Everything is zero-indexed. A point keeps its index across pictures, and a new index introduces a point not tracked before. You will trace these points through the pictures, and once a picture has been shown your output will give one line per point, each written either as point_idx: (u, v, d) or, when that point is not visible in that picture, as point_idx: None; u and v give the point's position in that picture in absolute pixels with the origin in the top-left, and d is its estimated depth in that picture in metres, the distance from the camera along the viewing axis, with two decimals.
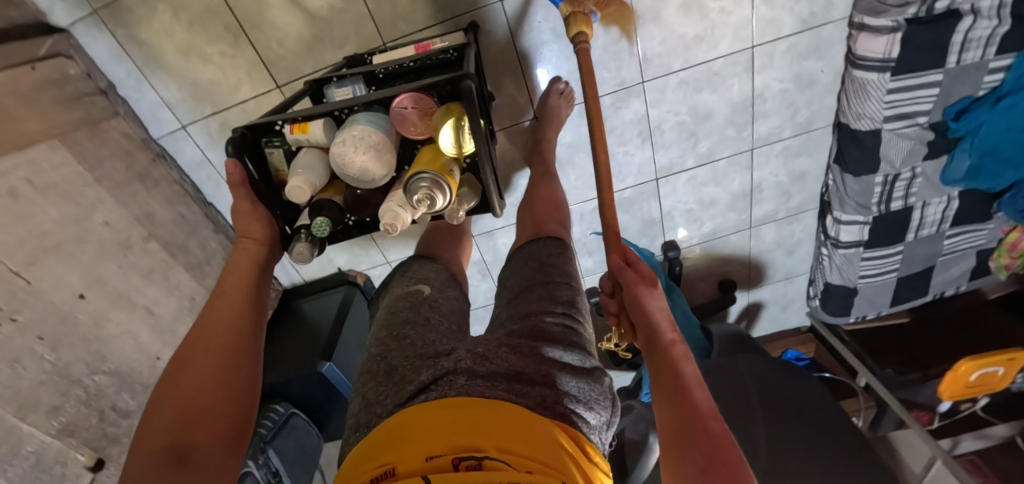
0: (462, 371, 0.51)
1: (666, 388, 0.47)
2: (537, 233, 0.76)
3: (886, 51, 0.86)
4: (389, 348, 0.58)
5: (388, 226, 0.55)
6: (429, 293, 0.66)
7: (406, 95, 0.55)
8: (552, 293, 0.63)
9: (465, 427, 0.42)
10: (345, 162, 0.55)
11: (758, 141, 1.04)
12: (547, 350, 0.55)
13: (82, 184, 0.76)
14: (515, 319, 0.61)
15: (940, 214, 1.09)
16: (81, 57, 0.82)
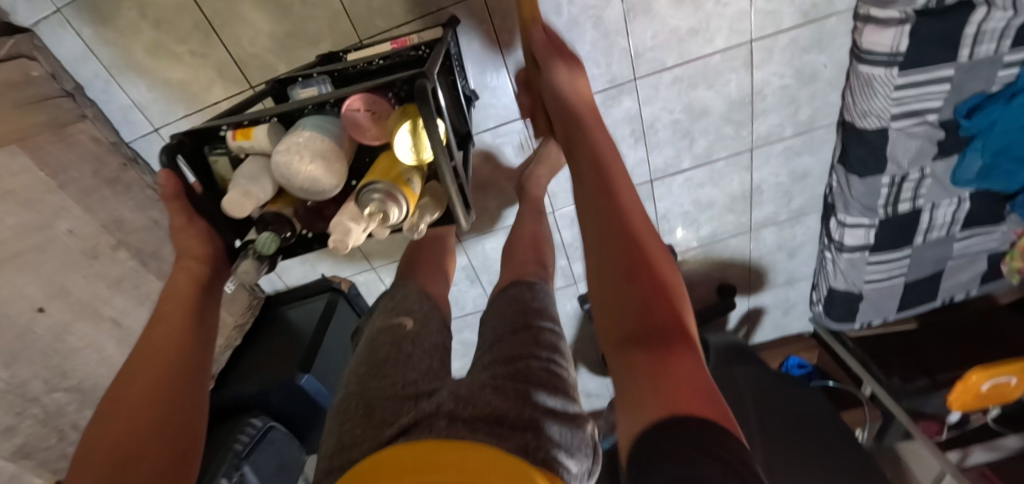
0: (444, 415, 0.47)
1: (601, 221, 0.45)
2: (518, 277, 0.73)
3: (894, 44, 0.81)
4: (367, 386, 0.54)
5: (338, 242, 0.51)
6: (412, 327, 0.63)
7: (357, 96, 0.52)
8: (538, 333, 0.58)
9: (428, 470, 0.39)
10: (290, 172, 0.51)
11: (757, 140, 0.99)
12: (539, 396, 0.48)
13: (44, 191, 0.72)
14: (496, 363, 0.54)
15: (951, 216, 1.04)
16: (45, 58, 0.77)
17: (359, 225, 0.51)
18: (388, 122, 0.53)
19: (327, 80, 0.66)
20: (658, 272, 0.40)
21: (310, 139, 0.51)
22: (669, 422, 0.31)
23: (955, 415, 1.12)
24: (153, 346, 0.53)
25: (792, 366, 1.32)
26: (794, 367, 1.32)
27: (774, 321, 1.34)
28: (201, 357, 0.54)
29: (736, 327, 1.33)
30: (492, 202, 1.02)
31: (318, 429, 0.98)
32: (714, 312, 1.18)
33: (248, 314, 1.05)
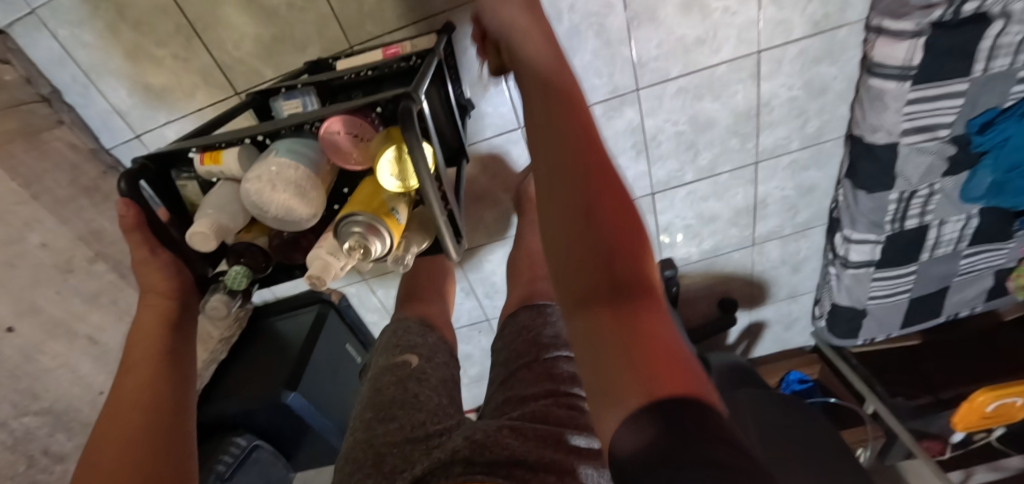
0: (460, 461, 0.48)
1: (571, 161, 0.38)
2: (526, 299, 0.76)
3: (907, 57, 0.78)
4: (377, 434, 0.54)
5: (315, 279, 0.48)
6: (418, 364, 0.63)
7: (337, 118, 0.48)
8: (552, 367, 0.60)
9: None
10: (262, 201, 0.48)
11: (763, 154, 0.96)
12: (567, 436, 0.50)
13: (15, 202, 0.68)
14: (513, 404, 0.57)
15: (958, 232, 1.02)
16: (18, 60, 0.73)
17: (338, 261, 0.49)
18: (371, 146, 0.50)
19: (312, 92, 0.63)
20: (617, 202, 0.36)
21: (281, 167, 0.48)
22: (665, 406, 0.26)
23: (958, 435, 1.10)
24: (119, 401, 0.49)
25: (792, 381, 1.27)
26: (795, 382, 1.27)
27: (775, 336, 1.31)
28: (171, 406, 0.51)
29: (736, 341, 1.31)
30: (488, 214, 0.99)
31: (307, 446, 0.96)
32: (715, 327, 1.15)
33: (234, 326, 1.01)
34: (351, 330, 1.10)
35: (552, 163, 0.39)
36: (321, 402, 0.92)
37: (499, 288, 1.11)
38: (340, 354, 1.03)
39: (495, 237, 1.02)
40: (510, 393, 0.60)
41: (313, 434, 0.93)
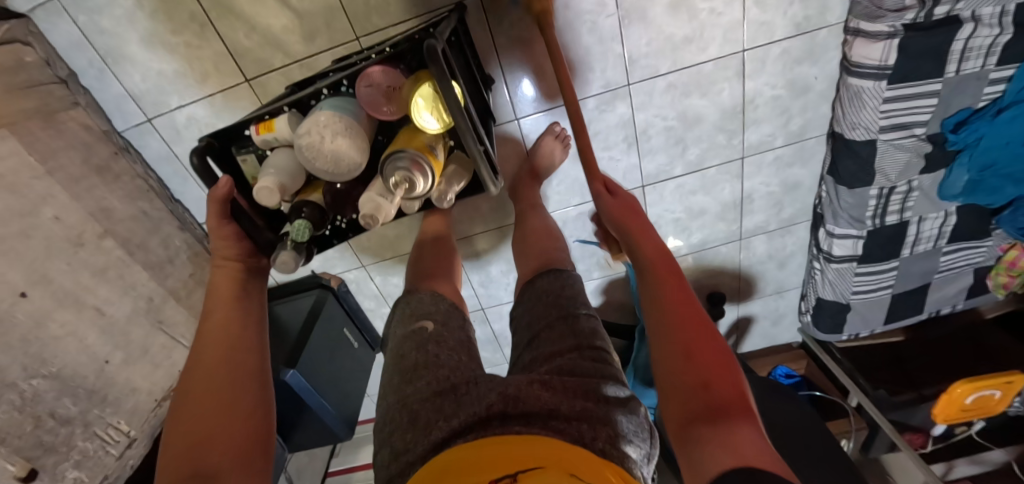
0: (496, 417, 0.53)
1: (675, 330, 0.55)
2: (545, 265, 0.82)
3: (883, 57, 0.83)
4: (406, 394, 0.60)
5: (372, 211, 0.62)
6: (433, 328, 0.68)
7: (372, 72, 0.58)
8: (573, 325, 0.67)
9: (490, 463, 0.45)
10: (314, 157, 0.60)
11: (748, 149, 1.00)
12: (595, 387, 0.57)
13: (31, 176, 0.71)
14: (542, 361, 0.64)
15: (938, 229, 1.06)
16: (39, 44, 0.77)
17: (388, 201, 0.63)
18: (402, 92, 0.60)
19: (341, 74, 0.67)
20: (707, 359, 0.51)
21: (325, 120, 0.59)
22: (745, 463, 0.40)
23: (939, 428, 1.12)
24: (203, 354, 0.60)
25: (780, 375, 1.33)
26: (783, 376, 1.33)
27: (763, 331, 1.35)
28: (247, 360, 0.61)
29: (725, 336, 1.34)
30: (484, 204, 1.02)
31: (303, 427, 0.98)
32: None
33: None
34: (350, 316, 1.12)
35: (664, 341, 0.54)
36: (320, 382, 0.95)
37: (494, 277, 1.14)
38: (338, 338, 1.05)
39: (492, 225, 1.06)
40: (537, 352, 0.67)
41: (311, 414, 0.95)
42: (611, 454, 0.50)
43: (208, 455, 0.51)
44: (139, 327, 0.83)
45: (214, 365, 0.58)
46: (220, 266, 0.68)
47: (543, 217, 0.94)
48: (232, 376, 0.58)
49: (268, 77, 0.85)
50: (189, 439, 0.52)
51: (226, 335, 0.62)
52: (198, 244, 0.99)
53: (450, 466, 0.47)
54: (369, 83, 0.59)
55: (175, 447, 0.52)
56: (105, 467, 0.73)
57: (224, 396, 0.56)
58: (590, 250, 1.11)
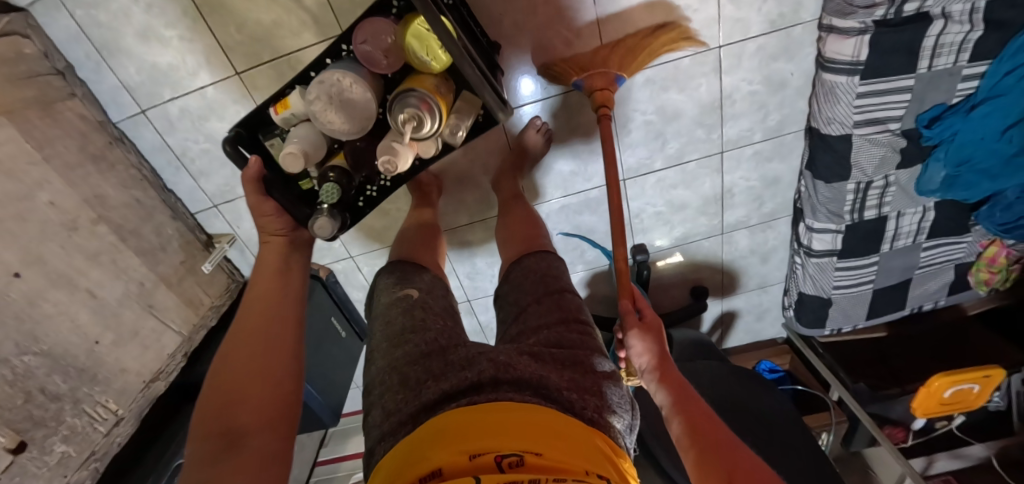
0: (488, 382, 0.57)
1: (711, 446, 0.61)
2: (526, 251, 0.87)
3: (855, 53, 0.85)
4: (399, 361, 0.63)
5: (389, 157, 0.68)
6: (418, 296, 0.75)
7: (360, 30, 0.65)
8: (559, 301, 0.75)
9: (492, 429, 0.49)
10: (326, 116, 0.67)
11: (727, 144, 1.02)
12: (581, 358, 0.65)
13: (28, 162, 0.74)
14: (530, 333, 0.70)
15: (916, 225, 1.07)
16: (38, 37, 0.80)
17: (402, 145, 0.68)
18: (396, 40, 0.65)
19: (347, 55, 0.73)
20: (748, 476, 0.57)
21: (334, 79, 0.66)
22: None
23: (920, 422, 1.13)
24: (246, 324, 0.67)
25: (764, 371, 1.32)
26: (767, 371, 1.32)
27: (747, 326, 1.36)
28: (283, 333, 0.68)
29: (709, 330, 1.36)
30: (468, 196, 1.05)
31: None
32: (685, 313, 1.20)
33: (224, 296, 1.07)
34: (339, 306, 1.13)
35: (709, 462, 0.59)
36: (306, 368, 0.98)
37: (479, 269, 1.17)
38: (327, 325, 1.08)
39: (476, 217, 1.08)
40: (523, 325, 0.73)
41: None
42: (598, 420, 0.58)
43: (242, 409, 0.58)
44: (130, 310, 0.85)
45: (253, 331, 0.66)
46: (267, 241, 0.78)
47: (527, 207, 0.96)
48: (268, 343, 0.66)
49: (257, 71, 0.88)
50: (229, 393, 0.59)
51: (265, 309, 0.70)
52: (190, 233, 1.02)
53: (450, 429, 0.50)
54: (363, 40, 0.66)
55: (214, 398, 0.59)
56: (92, 443, 0.76)
57: (260, 361, 0.63)
58: (574, 243, 1.13)
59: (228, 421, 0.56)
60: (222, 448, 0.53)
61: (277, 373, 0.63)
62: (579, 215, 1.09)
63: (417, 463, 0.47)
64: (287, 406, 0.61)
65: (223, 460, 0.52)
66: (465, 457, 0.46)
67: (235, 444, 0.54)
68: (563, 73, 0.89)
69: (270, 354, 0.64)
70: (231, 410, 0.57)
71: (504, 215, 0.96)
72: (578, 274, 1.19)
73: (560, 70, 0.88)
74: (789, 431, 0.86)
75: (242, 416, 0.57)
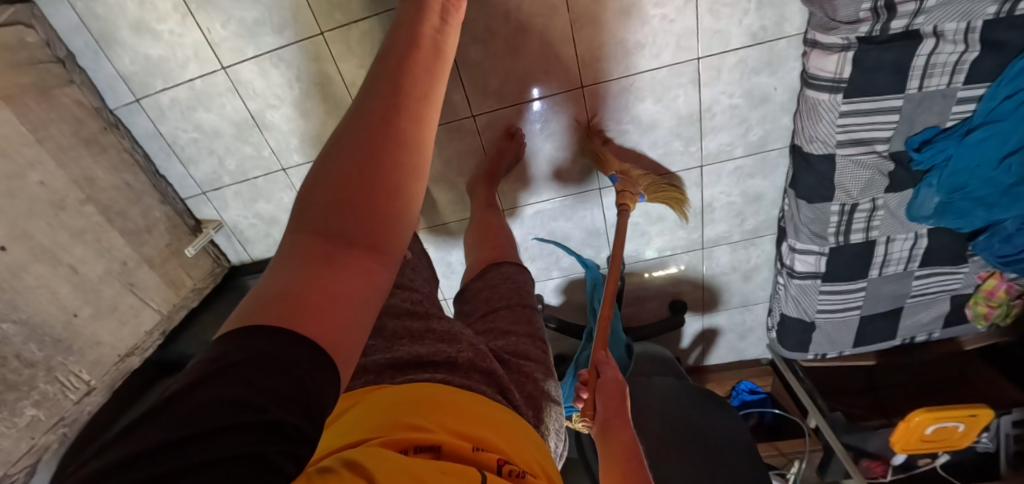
0: (464, 363, 0.57)
1: None
2: (496, 259, 0.86)
3: (838, 70, 0.82)
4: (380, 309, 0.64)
5: None
6: (409, 257, 0.82)
7: None
8: (530, 316, 0.75)
9: (486, 426, 0.47)
10: None
11: (707, 158, 1.00)
12: (537, 374, 0.66)
13: (21, 143, 0.80)
14: (498, 334, 0.70)
15: (907, 251, 1.02)
16: (42, 27, 0.86)
17: None
18: None
19: None
20: None
21: None
22: None
23: (900, 457, 1.09)
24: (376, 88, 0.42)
25: (743, 391, 1.32)
26: (745, 391, 1.32)
27: (730, 344, 1.33)
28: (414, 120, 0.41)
29: (691, 346, 1.33)
30: (442, 195, 1.06)
31: None
32: (660, 327, 1.19)
33: (207, 280, 1.12)
34: None
35: None
36: None
37: (455, 268, 1.19)
38: None
39: (452, 217, 1.09)
40: (490, 324, 0.73)
41: None
42: (544, 438, 0.61)
43: (348, 222, 0.33)
44: (111, 285, 0.91)
45: (388, 107, 0.40)
46: None
47: (495, 217, 0.95)
48: (396, 133, 0.39)
49: (242, 66, 0.91)
50: (332, 184, 0.34)
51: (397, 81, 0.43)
52: (177, 217, 1.07)
53: (450, 408, 0.48)
54: None
55: (313, 186, 0.35)
56: (62, 409, 0.81)
57: (384, 151, 0.37)
58: (549, 249, 1.13)
59: (326, 234, 0.32)
60: (313, 272, 0.31)
61: (404, 183, 0.37)
62: (554, 221, 1.08)
63: (408, 424, 0.44)
64: (401, 238, 0.36)
65: (299, 300, 0.30)
66: (468, 444, 0.44)
67: (329, 281, 0.31)
68: (607, 157, 0.95)
69: (395, 146, 0.38)
70: (336, 219, 0.33)
71: (472, 222, 0.96)
72: (554, 280, 1.19)
73: (606, 155, 0.95)
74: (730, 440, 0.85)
75: (346, 231, 0.33)
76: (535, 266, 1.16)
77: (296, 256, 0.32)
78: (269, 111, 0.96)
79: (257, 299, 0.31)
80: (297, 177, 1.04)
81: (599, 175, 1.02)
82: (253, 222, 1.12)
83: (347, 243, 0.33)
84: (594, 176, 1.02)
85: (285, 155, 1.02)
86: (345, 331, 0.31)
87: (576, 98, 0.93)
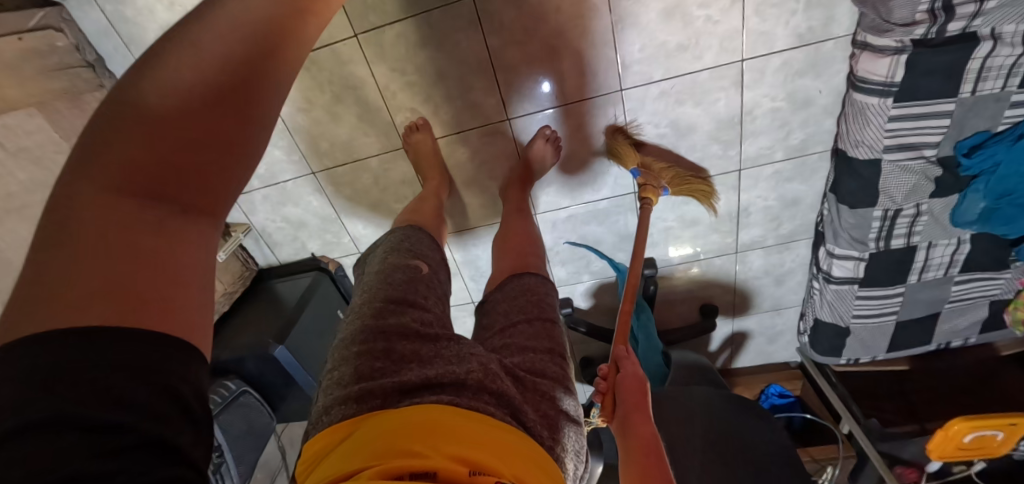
0: (472, 384, 0.56)
1: None
2: (516, 270, 0.82)
3: (890, 74, 0.79)
4: (387, 324, 0.62)
5: None
6: (426, 272, 0.73)
7: None
8: (551, 330, 0.70)
9: (484, 445, 0.47)
10: None
11: (745, 162, 0.97)
12: (554, 394, 0.62)
13: (55, 150, 0.80)
14: (514, 351, 0.66)
15: (949, 256, 1.00)
16: (71, 30, 0.84)
17: None
18: None
19: None
20: None
21: None
22: None
23: (935, 465, 1.07)
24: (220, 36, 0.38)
25: (773, 394, 1.31)
26: (775, 395, 1.31)
27: (758, 348, 1.33)
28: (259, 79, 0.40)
29: (719, 349, 1.33)
30: (473, 198, 1.05)
31: (291, 399, 1.05)
32: (691, 331, 1.18)
33: (238, 283, 1.12)
34: (345, 298, 1.19)
35: None
36: (306, 360, 1.01)
37: (483, 272, 1.17)
38: (334, 319, 1.13)
39: (482, 221, 1.08)
40: (506, 340, 0.69)
41: (298, 388, 1.02)
42: (560, 463, 0.58)
43: (164, 212, 0.33)
44: None
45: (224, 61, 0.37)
46: (406, 220, 0.85)
47: (524, 224, 0.93)
48: (235, 94, 0.37)
49: None
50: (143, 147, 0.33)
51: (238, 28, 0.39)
52: None
53: (449, 430, 0.47)
54: None
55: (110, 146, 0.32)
56: None
57: (224, 146, 0.36)
58: (580, 253, 1.12)
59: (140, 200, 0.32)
60: (140, 246, 0.32)
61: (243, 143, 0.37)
62: (586, 225, 1.07)
63: (405, 449, 0.44)
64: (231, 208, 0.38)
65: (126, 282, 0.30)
66: (464, 469, 0.43)
67: (154, 274, 0.32)
68: (626, 153, 0.93)
69: (230, 107, 0.37)
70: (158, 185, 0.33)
71: (502, 227, 0.94)
72: (585, 284, 1.17)
73: (625, 150, 0.93)
74: (772, 450, 0.83)
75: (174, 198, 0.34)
76: (565, 270, 1.15)
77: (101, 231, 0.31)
78: (299, 114, 0.95)
79: (48, 281, 0.28)
80: (327, 181, 1.03)
81: (626, 176, 0.99)
82: (281, 225, 1.11)
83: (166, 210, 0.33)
84: (626, 180, 1.00)
85: (315, 160, 1.00)
86: (185, 299, 0.33)
87: (614, 101, 0.90)
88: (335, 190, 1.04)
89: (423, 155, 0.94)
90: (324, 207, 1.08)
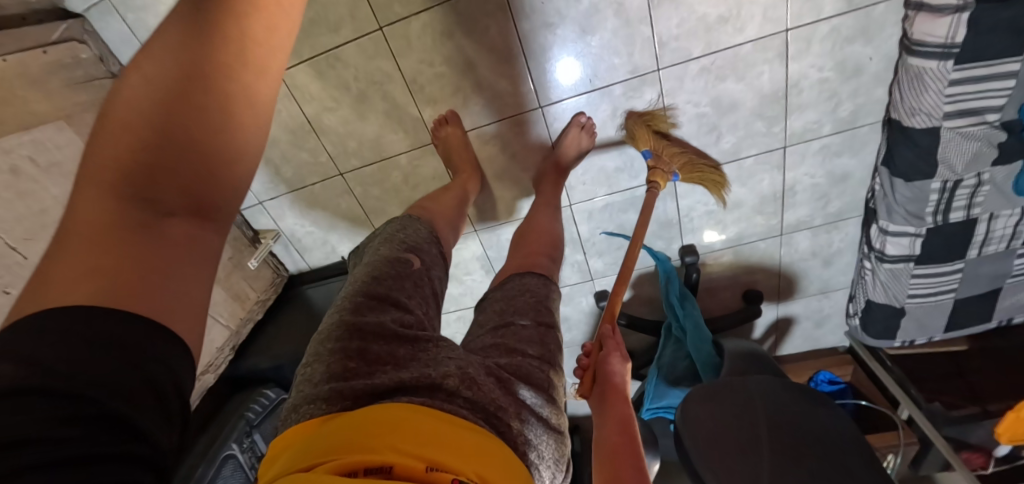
0: (446, 389, 0.50)
1: None
2: (520, 268, 0.76)
3: (949, 35, 0.73)
4: (365, 322, 0.56)
5: None
6: (418, 267, 0.66)
7: None
8: (548, 333, 0.64)
9: (446, 443, 0.41)
10: None
11: (791, 138, 0.93)
12: (536, 402, 0.55)
13: None
14: (501, 351, 0.59)
15: (1011, 228, 0.92)
16: (94, 43, 0.87)
17: None
18: None
19: None
20: None
21: None
22: None
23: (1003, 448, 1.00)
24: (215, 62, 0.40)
25: (822, 381, 1.24)
26: (825, 382, 1.24)
27: (805, 333, 1.30)
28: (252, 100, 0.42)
29: (763, 336, 1.31)
30: (504, 192, 1.02)
31: None
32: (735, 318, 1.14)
33: (270, 290, 1.11)
34: None
35: None
36: None
37: None
38: None
39: (513, 215, 1.05)
40: (495, 339, 0.62)
41: None
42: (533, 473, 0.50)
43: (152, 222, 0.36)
44: None
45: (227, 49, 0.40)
46: (416, 207, 0.81)
47: (552, 217, 0.89)
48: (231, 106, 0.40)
49: (297, 68, 0.88)
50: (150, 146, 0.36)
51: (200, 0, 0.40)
52: (236, 228, 1.04)
53: (411, 429, 0.42)
54: None
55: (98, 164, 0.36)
56: None
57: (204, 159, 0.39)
58: (617, 243, 1.08)
59: (136, 203, 0.35)
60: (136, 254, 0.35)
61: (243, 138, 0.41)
62: (623, 213, 1.03)
63: (361, 444, 0.39)
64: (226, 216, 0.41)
65: (122, 282, 0.33)
66: (421, 464, 0.38)
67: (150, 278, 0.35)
68: (641, 134, 0.89)
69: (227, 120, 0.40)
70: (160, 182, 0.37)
71: (528, 219, 0.89)
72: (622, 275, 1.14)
73: (640, 132, 0.89)
74: (838, 437, 0.79)
75: (161, 200, 0.36)
76: (602, 261, 1.11)
77: (89, 228, 0.34)
78: (325, 114, 0.93)
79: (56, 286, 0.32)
80: (355, 181, 1.01)
81: (638, 163, 0.97)
82: (311, 230, 1.09)
83: (161, 208, 0.36)
84: (636, 170, 0.98)
85: (343, 160, 0.98)
86: (188, 297, 0.36)
87: (650, 82, 0.86)
88: (364, 190, 1.02)
89: (453, 148, 0.91)
90: (352, 208, 1.05)
